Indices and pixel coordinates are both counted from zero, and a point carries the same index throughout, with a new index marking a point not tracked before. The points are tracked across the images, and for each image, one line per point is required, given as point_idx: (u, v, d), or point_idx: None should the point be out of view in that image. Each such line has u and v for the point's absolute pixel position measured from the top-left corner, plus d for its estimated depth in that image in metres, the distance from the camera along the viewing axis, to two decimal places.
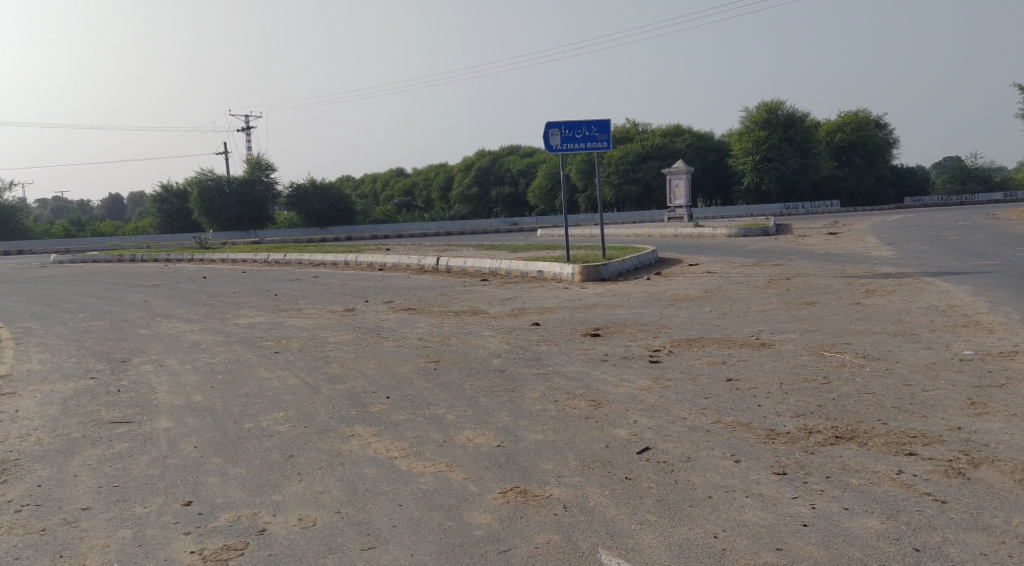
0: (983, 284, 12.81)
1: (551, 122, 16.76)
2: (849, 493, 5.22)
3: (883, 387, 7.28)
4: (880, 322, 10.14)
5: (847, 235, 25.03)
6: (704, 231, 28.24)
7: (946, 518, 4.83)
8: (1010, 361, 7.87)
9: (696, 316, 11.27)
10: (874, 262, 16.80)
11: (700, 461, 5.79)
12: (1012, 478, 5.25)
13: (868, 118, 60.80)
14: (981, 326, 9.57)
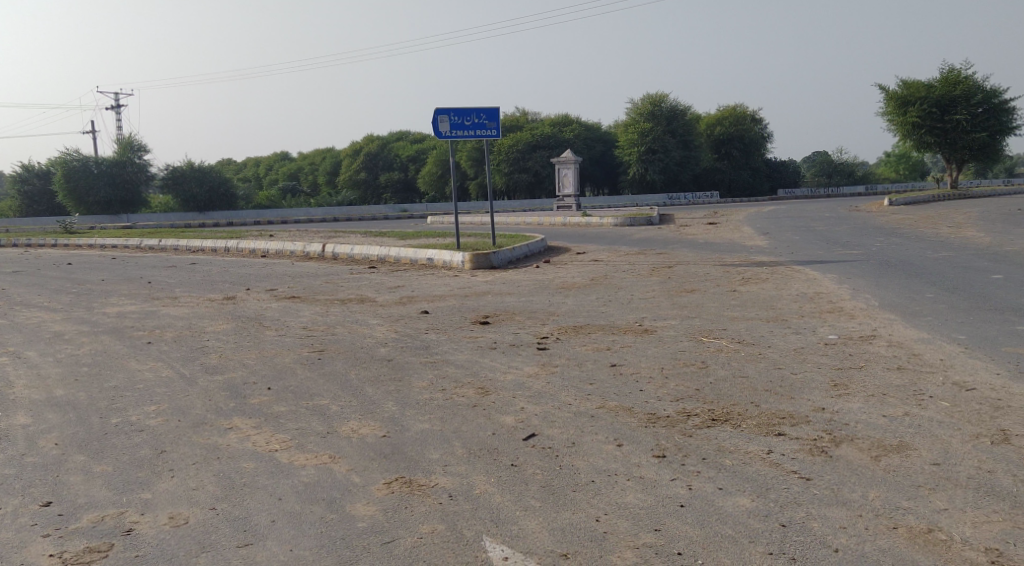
0: (847, 272, 13.54)
1: (439, 109, 16.64)
2: (723, 473, 5.43)
3: (756, 370, 7.60)
4: (755, 309, 10.58)
5: (725, 225, 25.98)
6: (592, 219, 28.75)
7: (810, 494, 5.09)
8: (869, 345, 8.34)
9: (583, 303, 11.47)
10: (750, 251, 17.50)
11: (583, 446, 5.91)
12: (870, 455, 5.57)
13: (745, 112, 63.11)
14: (844, 311, 10.11)
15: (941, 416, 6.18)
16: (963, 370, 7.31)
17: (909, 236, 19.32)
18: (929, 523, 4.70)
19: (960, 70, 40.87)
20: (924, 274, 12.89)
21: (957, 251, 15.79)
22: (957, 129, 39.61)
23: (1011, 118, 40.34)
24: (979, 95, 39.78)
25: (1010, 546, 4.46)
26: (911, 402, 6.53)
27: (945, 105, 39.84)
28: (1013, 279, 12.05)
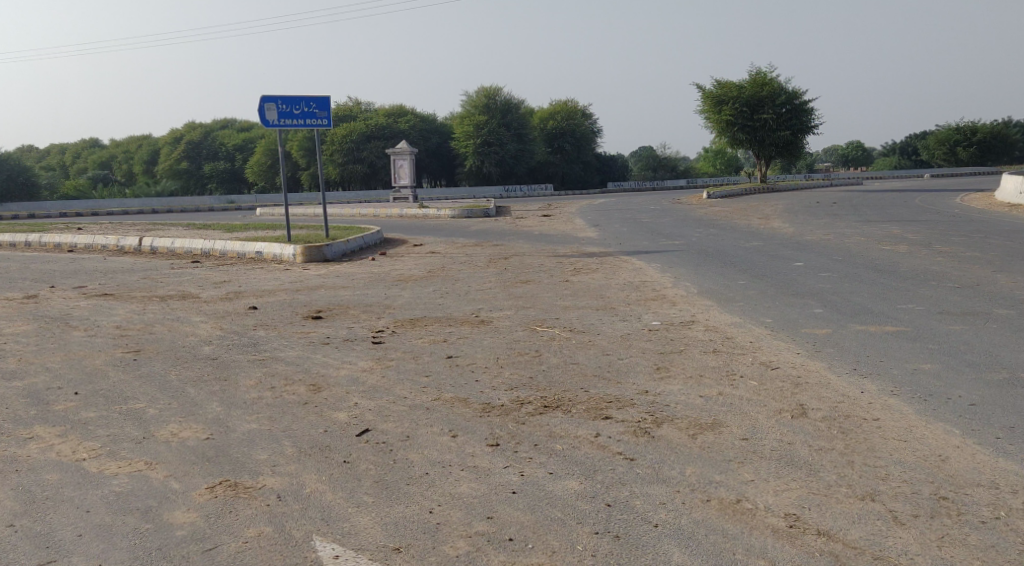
0: (670, 261, 14.16)
1: (265, 96, 16.05)
2: (553, 458, 5.55)
3: (586, 357, 7.82)
4: (586, 298, 10.88)
5: (559, 217, 26.57)
6: (428, 212, 28.67)
7: (634, 474, 5.29)
8: (690, 330, 8.76)
9: (419, 296, 11.42)
10: (582, 242, 17.98)
11: (418, 439, 5.88)
12: (688, 434, 5.85)
13: (575, 108, 64.83)
14: (667, 299, 10.57)
15: (751, 395, 6.58)
16: (770, 351, 7.80)
17: (725, 227, 20.45)
18: (738, 494, 4.99)
19: (767, 72, 43.53)
20: (738, 263, 13.67)
21: (767, 241, 16.84)
22: (765, 127, 42.27)
23: (812, 118, 43.44)
24: (784, 96, 42.56)
25: (807, 510, 4.80)
26: (725, 382, 6.92)
27: (755, 105, 42.39)
28: (814, 266, 13.00)
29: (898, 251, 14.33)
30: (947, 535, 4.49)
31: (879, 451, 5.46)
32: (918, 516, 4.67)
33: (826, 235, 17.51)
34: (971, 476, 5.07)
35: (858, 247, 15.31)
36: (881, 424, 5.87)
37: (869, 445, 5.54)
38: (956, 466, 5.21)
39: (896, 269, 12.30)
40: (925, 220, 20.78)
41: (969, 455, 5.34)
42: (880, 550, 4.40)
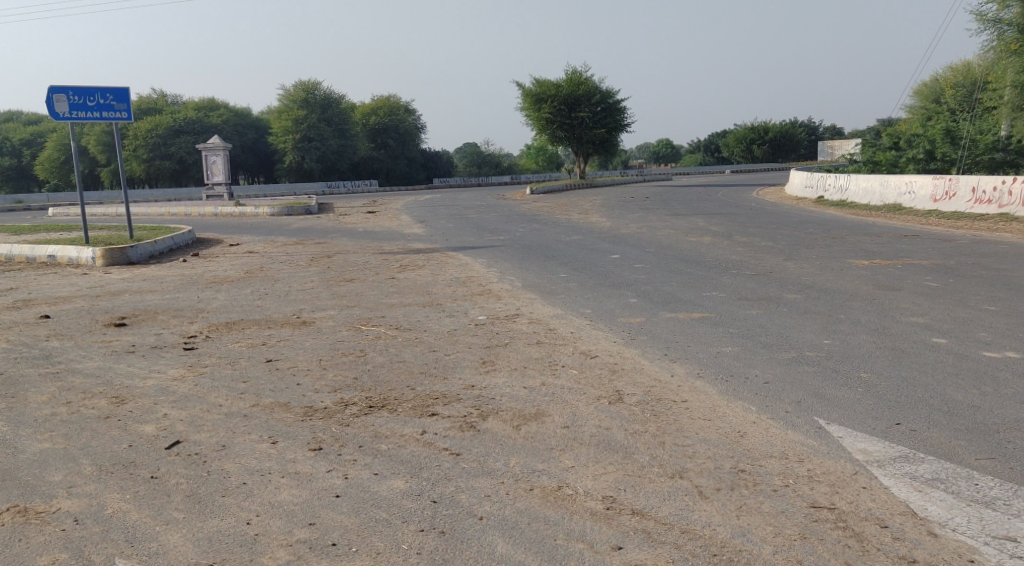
0: (495, 256, 14.28)
1: (54, 87, 14.87)
2: (378, 459, 5.44)
3: (411, 354, 7.74)
4: (412, 295, 10.79)
5: (384, 213, 26.25)
6: (245, 210, 27.56)
7: (459, 468, 5.27)
8: (514, 323, 8.86)
9: (235, 298, 10.94)
10: (407, 239, 17.86)
11: (234, 448, 5.60)
12: (513, 425, 5.90)
13: (398, 103, 64.55)
14: (492, 293, 10.65)
15: (572, 383, 6.72)
16: (588, 341, 8.01)
17: (546, 222, 20.89)
18: (559, 481, 5.08)
19: (581, 72, 44.89)
20: (559, 256, 13.98)
21: (585, 235, 17.35)
22: (582, 125, 43.62)
23: (624, 116, 45.29)
24: (598, 95, 44.06)
25: (622, 491, 4.95)
26: (548, 372, 7.04)
27: (572, 103, 43.56)
28: (630, 258, 13.50)
29: (704, 243, 15.12)
30: (745, 505, 4.75)
31: (686, 430, 5.71)
32: (721, 489, 4.92)
33: (639, 228, 18.26)
34: (766, 449, 5.40)
35: (669, 239, 16.05)
36: (689, 406, 6.16)
37: (678, 425, 5.79)
38: (753, 440, 5.53)
39: (701, 259, 12.96)
40: (725, 213, 22.12)
41: (764, 429, 5.69)
42: (688, 524, 4.60)
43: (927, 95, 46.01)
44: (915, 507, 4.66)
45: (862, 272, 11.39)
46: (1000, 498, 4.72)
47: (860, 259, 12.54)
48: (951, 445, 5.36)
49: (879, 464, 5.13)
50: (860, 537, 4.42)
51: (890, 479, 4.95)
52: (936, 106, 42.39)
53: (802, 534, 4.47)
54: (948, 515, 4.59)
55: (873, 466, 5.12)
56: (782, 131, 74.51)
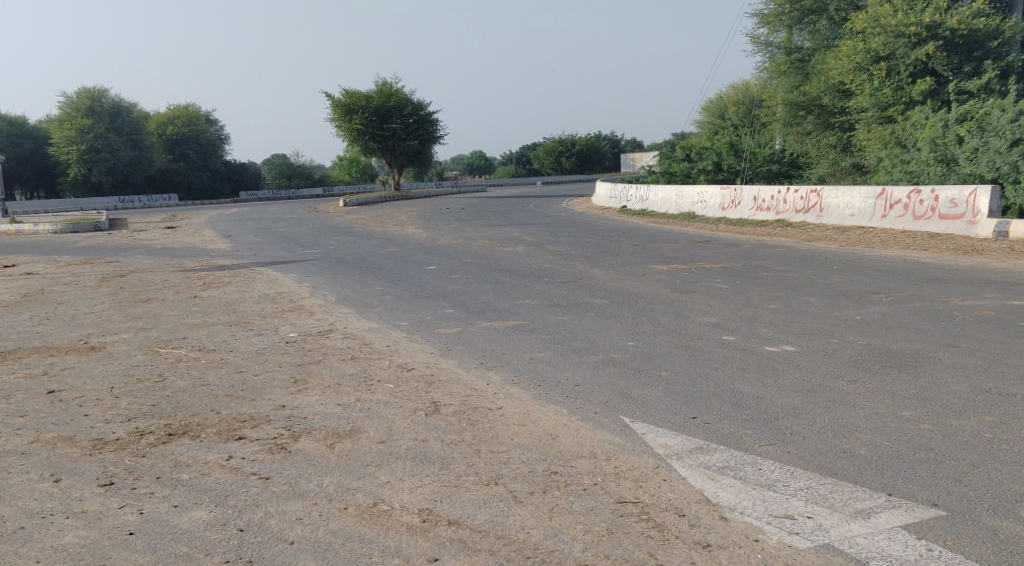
0: (305, 271, 13.93)
1: None
2: (179, 490, 5.12)
3: (216, 377, 7.36)
4: (216, 314, 10.30)
5: (184, 229, 25.00)
6: (25, 228, 25.42)
7: (269, 493, 5.06)
8: (326, 339, 8.64)
9: (12, 325, 10.02)
10: (211, 255, 17.09)
11: (10, 490, 5.11)
12: (326, 444, 5.74)
13: (197, 113, 61.99)
14: (303, 309, 10.35)
15: (388, 397, 6.64)
16: (404, 353, 7.95)
17: (359, 235, 20.63)
18: (374, 497, 4.98)
19: (391, 82, 44.72)
20: (372, 269, 13.84)
21: (400, 247, 17.26)
22: (395, 137, 43.67)
23: (435, 128, 45.62)
24: (409, 107, 44.12)
25: (438, 503, 4.92)
26: (363, 388, 6.90)
27: (383, 114, 43.30)
28: (444, 269, 13.56)
29: (517, 252, 15.44)
30: (557, 506, 4.85)
31: (501, 437, 5.77)
32: (534, 492, 5.00)
33: (453, 239, 18.37)
34: (576, 449, 5.55)
35: (483, 249, 16.26)
36: (503, 412, 6.23)
37: (492, 433, 5.84)
38: (564, 442, 5.66)
39: (514, 268, 13.20)
40: (535, 223, 22.72)
41: (574, 431, 5.84)
42: (502, 529, 4.64)
43: (714, 112, 49.51)
44: (709, 494, 4.92)
45: (662, 276, 12.01)
46: (780, 479, 5.06)
47: (659, 264, 13.23)
48: (740, 435, 5.70)
49: (678, 457, 5.39)
50: (662, 528, 4.61)
51: (687, 470, 5.21)
52: (721, 122, 45.55)
53: (609, 530, 4.61)
54: (736, 499, 4.87)
55: (673, 459, 5.37)
56: (587, 144, 77.65)
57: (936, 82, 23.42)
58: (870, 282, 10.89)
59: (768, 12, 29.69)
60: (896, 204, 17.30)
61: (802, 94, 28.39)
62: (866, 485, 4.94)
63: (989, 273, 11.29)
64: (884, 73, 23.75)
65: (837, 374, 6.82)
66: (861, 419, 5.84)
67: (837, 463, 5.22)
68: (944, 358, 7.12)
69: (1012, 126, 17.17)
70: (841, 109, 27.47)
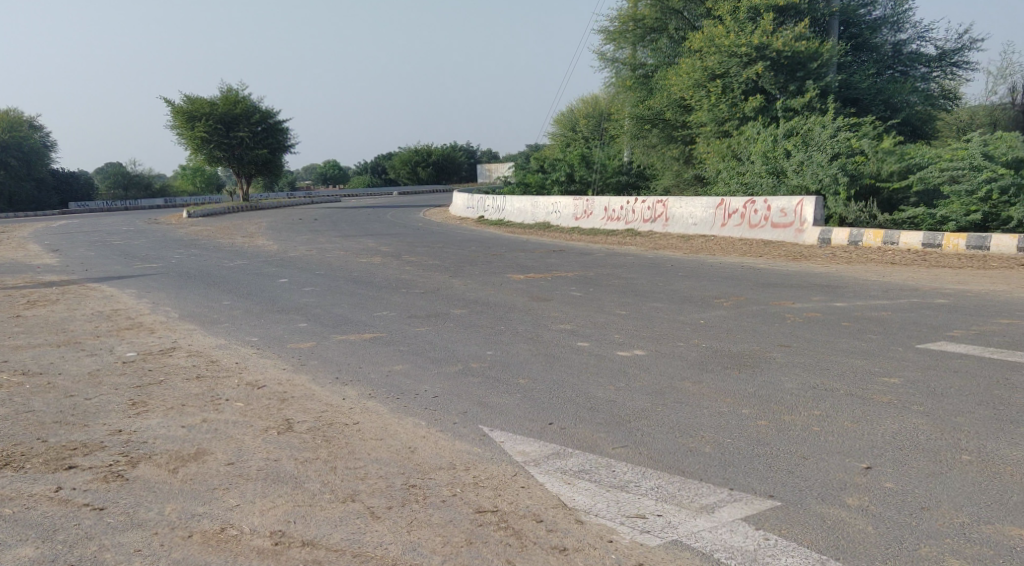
0: (145, 286, 13.24)
1: None
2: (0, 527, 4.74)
3: (44, 403, 6.86)
4: (43, 334, 9.61)
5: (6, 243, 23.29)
6: None
7: (105, 524, 4.76)
8: (168, 357, 8.22)
9: None
10: (37, 271, 15.98)
11: None
12: (168, 468, 5.45)
13: (20, 119, 58.15)
14: (143, 327, 9.82)
15: (236, 417, 6.37)
16: (254, 370, 7.67)
17: (204, 247, 19.83)
18: (221, 522, 4.77)
19: (237, 89, 43.42)
20: (220, 283, 13.31)
21: (249, 259, 16.69)
22: (242, 145, 42.37)
23: (285, 137, 44.61)
24: (256, 115, 42.85)
25: (291, 524, 4.75)
26: (209, 408, 6.60)
27: (229, 122, 41.96)
28: (296, 281, 13.22)
29: (372, 263, 15.25)
30: (415, 519, 4.78)
31: (358, 453, 5.64)
32: (392, 507, 4.91)
33: (307, 251, 17.94)
34: (435, 461, 5.49)
35: (337, 261, 15.97)
36: (360, 427, 6.10)
37: (348, 448, 5.71)
38: (422, 454, 5.60)
39: (369, 280, 13.02)
40: (391, 233, 22.51)
41: (432, 443, 5.78)
42: (359, 547, 4.53)
43: (565, 124, 50.80)
44: (565, 499, 4.98)
45: (518, 284, 12.14)
46: (632, 480, 5.19)
47: (516, 273, 13.37)
48: (594, 439, 5.81)
49: (535, 463, 5.44)
50: (519, 534, 4.63)
51: (544, 476, 5.26)
52: (573, 135, 46.77)
53: (468, 540, 4.59)
54: (591, 502, 4.95)
55: (530, 466, 5.40)
56: (443, 155, 78.04)
57: (766, 99, 24.84)
58: (713, 287, 11.39)
59: (613, 29, 30.70)
60: (734, 213, 18.17)
61: (647, 108, 29.39)
62: (711, 481, 5.13)
63: (818, 277, 12.03)
64: (720, 90, 24.94)
65: (683, 376, 7.07)
66: (706, 418, 6.07)
67: (685, 461, 5.40)
68: (778, 357, 7.52)
69: (832, 141, 18.38)
70: (683, 124, 28.63)
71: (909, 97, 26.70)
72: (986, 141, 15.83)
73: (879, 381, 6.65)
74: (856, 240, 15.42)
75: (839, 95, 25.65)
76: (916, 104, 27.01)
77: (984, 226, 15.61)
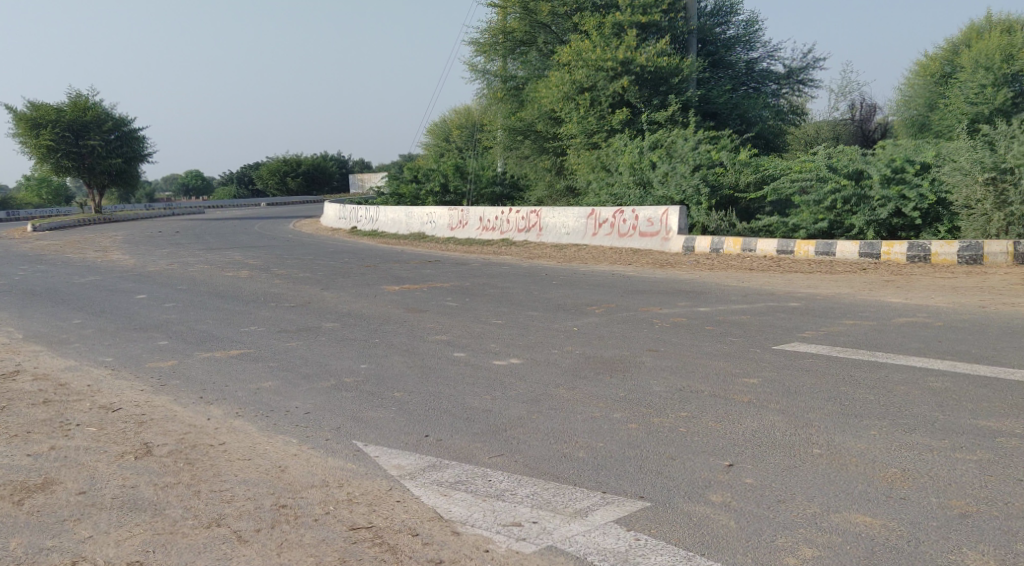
0: None
1: None
2: None
3: None
4: None
5: None
6: None
7: None
8: (13, 382, 7.74)
9: None
10: None
11: None
12: (12, 501, 5.14)
13: None
14: None
15: (90, 442, 6.06)
16: (110, 392, 7.31)
17: (54, 263, 18.77)
18: (73, 556, 4.52)
19: (87, 96, 41.47)
20: (71, 300, 12.64)
21: (103, 275, 15.92)
22: (93, 154, 40.44)
23: (141, 146, 42.89)
24: (108, 122, 40.98)
25: (152, 553, 4.56)
26: (58, 434, 6.25)
27: (78, 130, 39.99)
28: (156, 297, 12.70)
29: (239, 277, 14.83)
30: (285, 541, 4.67)
31: (224, 474, 5.46)
32: (260, 530, 4.77)
33: (168, 265, 17.25)
34: (306, 480, 5.38)
35: (200, 274, 15.44)
36: (226, 448, 5.91)
37: (214, 470, 5.52)
38: (292, 473, 5.48)
39: (235, 294, 12.66)
40: (258, 246, 21.92)
41: (304, 460, 5.66)
42: None
43: (439, 134, 51.02)
44: (441, 511, 4.97)
45: (391, 296, 12.06)
46: (507, 489, 5.23)
47: (390, 284, 13.27)
48: (470, 449, 5.83)
49: (410, 476, 5.40)
50: (394, 550, 4.59)
51: (419, 489, 5.23)
52: (446, 145, 47.04)
53: (341, 558, 4.51)
54: (467, 513, 4.96)
55: (405, 479, 5.37)
56: (313, 164, 76.86)
57: (632, 113, 25.63)
58: (585, 295, 11.63)
59: (483, 42, 31.05)
60: (604, 223, 18.62)
61: (519, 120, 29.81)
62: (583, 485, 5.24)
63: (682, 284, 12.48)
64: (588, 103, 25.50)
65: (557, 383, 7.18)
66: (579, 423, 6.19)
67: (559, 468, 5.48)
68: (648, 361, 7.75)
69: (694, 154, 19.12)
70: (553, 135, 29.17)
71: (761, 112, 28.26)
72: (830, 153, 16.77)
73: (739, 382, 6.95)
74: (717, 248, 16.09)
75: (699, 109, 26.74)
76: (768, 119, 28.54)
77: (830, 234, 16.44)
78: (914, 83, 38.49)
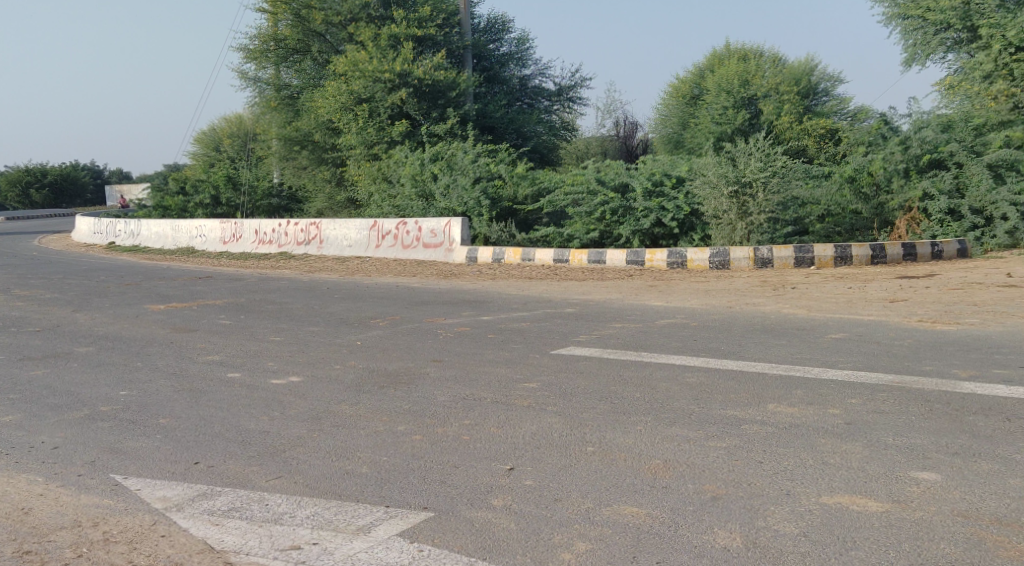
0: None
1: None
2: None
3: None
4: None
5: None
6: None
7: None
8: None
9: None
10: None
11: None
12: None
13: None
14: None
15: None
16: None
17: None
18: None
19: None
20: None
21: None
22: None
23: None
24: None
25: None
26: None
27: None
28: None
29: None
30: None
31: None
32: None
33: None
34: (54, 521, 4.91)
35: None
36: None
37: None
38: (38, 515, 4.98)
39: None
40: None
41: (52, 500, 5.17)
42: None
43: (206, 143, 48.83)
44: (212, 542, 4.70)
45: (155, 315, 11.34)
46: (285, 512, 5.03)
47: (154, 303, 12.47)
48: (245, 473, 5.57)
49: (178, 508, 5.07)
50: None
51: (189, 520, 4.92)
52: (216, 153, 45.06)
53: None
54: (242, 540, 4.72)
55: (172, 511, 5.03)
56: (61, 174, 71.11)
57: (411, 124, 25.74)
58: (366, 308, 11.49)
59: (253, 48, 30.03)
60: (387, 234, 18.52)
61: (295, 129, 29.16)
62: (366, 501, 5.14)
63: (461, 294, 12.65)
64: (366, 114, 25.32)
65: (339, 399, 7.02)
66: (361, 439, 6.08)
67: (340, 485, 5.35)
68: (430, 372, 7.76)
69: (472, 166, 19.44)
70: (332, 146, 28.71)
71: (536, 127, 29.38)
72: (598, 167, 17.60)
73: (518, 387, 7.12)
74: (498, 258, 16.47)
75: (477, 123, 27.24)
76: (541, 134, 29.71)
77: (601, 242, 17.35)
78: (669, 103, 41.39)
